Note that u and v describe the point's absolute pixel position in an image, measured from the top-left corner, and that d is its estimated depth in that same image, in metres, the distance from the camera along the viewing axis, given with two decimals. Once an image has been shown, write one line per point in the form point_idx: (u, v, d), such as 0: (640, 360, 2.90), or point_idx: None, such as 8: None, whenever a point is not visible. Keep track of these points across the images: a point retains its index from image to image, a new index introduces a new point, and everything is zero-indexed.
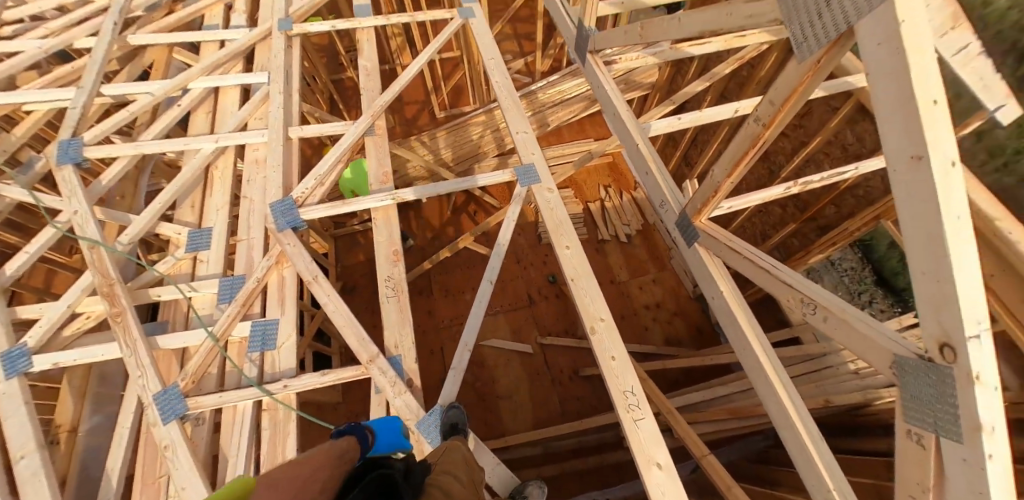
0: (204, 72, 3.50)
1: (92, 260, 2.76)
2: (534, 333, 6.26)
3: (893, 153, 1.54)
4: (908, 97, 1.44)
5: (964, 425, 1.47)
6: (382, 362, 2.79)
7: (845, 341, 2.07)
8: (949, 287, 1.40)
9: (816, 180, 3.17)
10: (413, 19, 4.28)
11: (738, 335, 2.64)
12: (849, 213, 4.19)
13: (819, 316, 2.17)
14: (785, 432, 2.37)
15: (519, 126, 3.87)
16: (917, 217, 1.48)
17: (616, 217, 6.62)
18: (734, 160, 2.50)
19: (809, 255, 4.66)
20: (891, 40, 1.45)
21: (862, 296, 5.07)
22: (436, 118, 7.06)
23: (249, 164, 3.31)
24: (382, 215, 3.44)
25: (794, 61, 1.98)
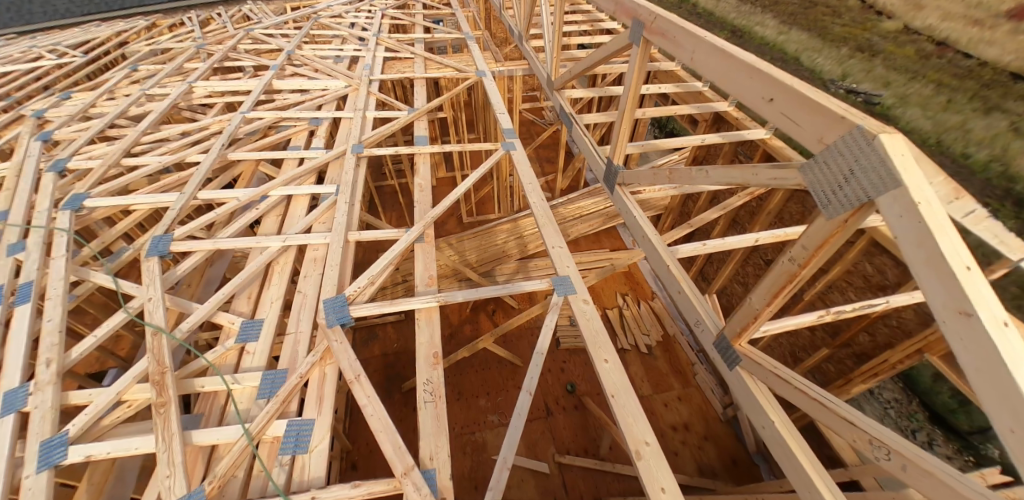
0: (283, 183, 3.96)
1: (152, 347, 2.79)
2: (551, 450, 5.98)
3: (941, 309, 1.79)
4: (947, 263, 1.74)
5: None
6: (417, 475, 2.62)
7: (936, 495, 2.10)
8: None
9: (848, 310, 3.45)
10: (460, 149, 4.96)
11: (799, 472, 2.63)
12: (885, 343, 4.29)
13: (896, 463, 2.26)
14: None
15: (553, 240, 4.10)
16: (985, 376, 1.69)
17: (635, 325, 6.77)
18: (771, 291, 2.64)
19: (852, 385, 4.60)
20: (912, 214, 1.78)
21: (918, 434, 5.07)
22: (463, 223, 7.52)
23: (307, 262, 3.46)
24: (425, 315, 3.53)
25: (821, 217, 2.19)
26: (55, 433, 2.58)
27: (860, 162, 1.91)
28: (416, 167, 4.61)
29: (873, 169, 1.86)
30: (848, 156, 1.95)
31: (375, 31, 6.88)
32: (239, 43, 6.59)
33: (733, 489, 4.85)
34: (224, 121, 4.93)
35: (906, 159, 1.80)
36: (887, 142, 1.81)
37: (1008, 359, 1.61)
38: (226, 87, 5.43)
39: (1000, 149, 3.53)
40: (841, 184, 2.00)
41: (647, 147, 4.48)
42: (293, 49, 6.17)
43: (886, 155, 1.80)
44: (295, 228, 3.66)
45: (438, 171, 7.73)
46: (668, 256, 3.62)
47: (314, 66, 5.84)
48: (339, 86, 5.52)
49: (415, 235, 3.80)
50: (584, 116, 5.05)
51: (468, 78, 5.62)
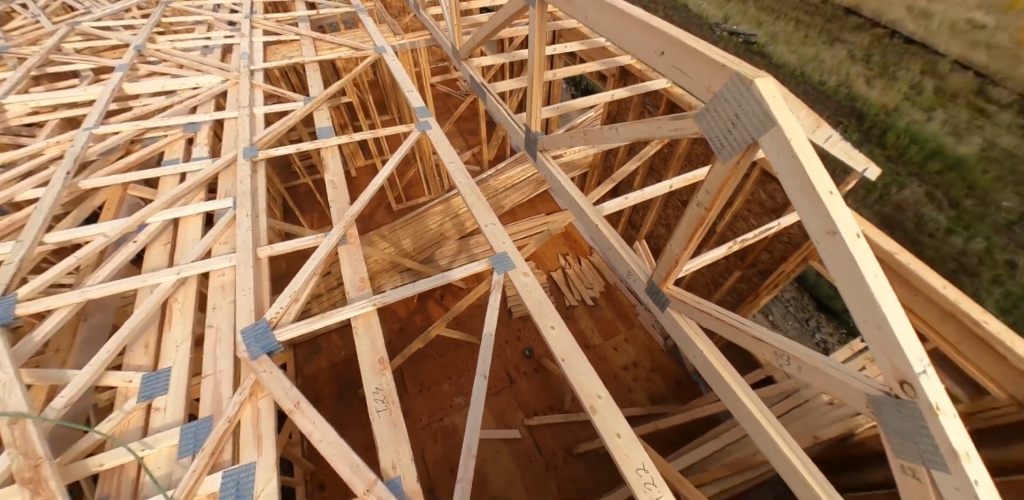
0: (164, 206, 3.78)
1: (13, 439, 2.56)
2: (519, 415, 6.12)
3: (814, 231, 1.94)
4: (813, 189, 1.87)
5: (944, 452, 1.76)
6: (380, 488, 2.58)
7: (821, 384, 2.35)
8: (889, 332, 1.80)
9: (751, 237, 3.69)
10: (373, 135, 4.69)
11: (725, 388, 2.87)
12: (781, 257, 4.63)
13: (794, 366, 2.48)
14: (794, 483, 2.49)
15: (485, 218, 3.99)
16: (849, 285, 1.89)
17: (580, 282, 6.91)
18: (687, 236, 2.74)
19: (760, 298, 5.03)
20: (786, 148, 1.87)
21: (810, 321, 6.36)
22: (393, 211, 7.21)
23: (214, 289, 3.47)
24: (362, 322, 3.38)
25: (718, 161, 2.27)
26: None
27: (743, 107, 1.97)
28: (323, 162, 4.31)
29: (753, 112, 1.92)
30: (732, 101, 2.00)
31: (247, 12, 6.23)
32: (64, 42, 5.71)
33: (687, 410, 5.20)
34: (62, 142, 4.33)
35: (777, 99, 1.87)
36: (762, 85, 1.86)
37: (862, 266, 1.81)
38: (53, 101, 4.74)
39: (843, 75, 4.57)
40: (729, 129, 2.06)
41: (563, 109, 4.39)
42: (143, 43, 5.40)
43: (762, 98, 1.86)
44: (190, 254, 3.59)
45: (354, 160, 7.28)
46: (597, 219, 3.63)
47: (176, 62, 5.23)
48: (214, 82, 5.04)
49: (336, 238, 3.61)
50: (495, 83, 4.88)
51: (368, 55, 5.24)
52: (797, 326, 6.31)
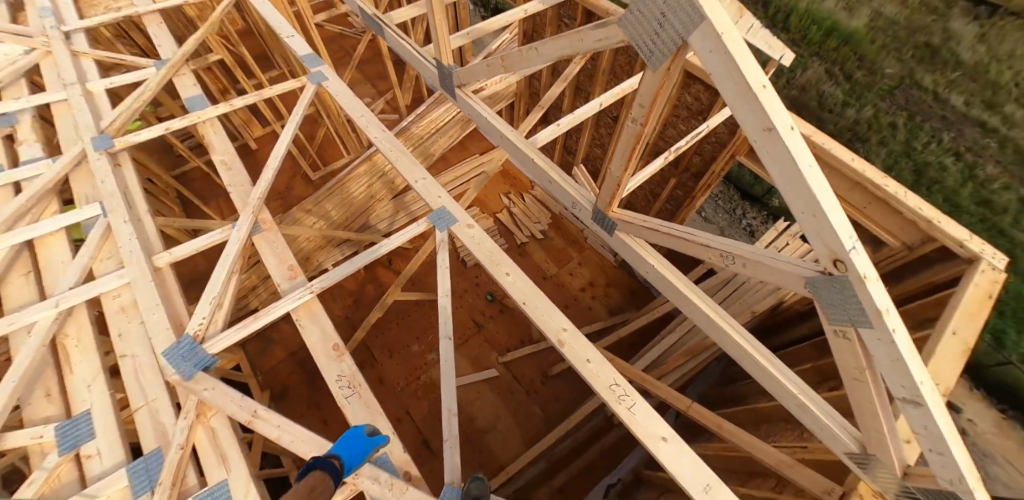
0: (6, 228, 3.24)
1: None
2: (493, 355, 6.21)
3: (751, 129, 1.81)
4: (746, 84, 1.71)
5: (869, 313, 1.84)
6: (369, 468, 2.62)
7: (765, 275, 2.40)
8: (824, 219, 1.74)
9: (684, 145, 3.81)
10: (259, 97, 4.05)
11: (676, 293, 2.91)
12: (711, 158, 4.74)
13: (739, 263, 2.50)
14: (748, 365, 2.67)
15: (413, 173, 3.66)
16: (789, 179, 1.78)
17: (527, 219, 6.74)
18: (626, 156, 2.63)
19: (696, 201, 5.18)
20: (718, 45, 1.71)
21: (737, 211, 6.74)
22: (311, 181, 6.57)
23: (114, 313, 3.08)
24: (306, 313, 3.13)
25: (648, 70, 2.16)
26: None
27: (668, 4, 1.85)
28: (206, 140, 3.79)
29: (679, 7, 1.79)
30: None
31: None
32: None
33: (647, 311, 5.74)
34: None
35: None
36: None
37: (797, 158, 1.70)
38: None
39: None
40: (657, 31, 1.95)
41: (474, 34, 3.97)
42: None
43: None
44: (66, 281, 3.11)
45: (249, 129, 6.47)
46: (529, 150, 3.48)
47: None
48: (13, 53, 4.18)
49: (247, 226, 3.27)
50: (392, 13, 4.34)
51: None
52: (726, 217, 6.72)
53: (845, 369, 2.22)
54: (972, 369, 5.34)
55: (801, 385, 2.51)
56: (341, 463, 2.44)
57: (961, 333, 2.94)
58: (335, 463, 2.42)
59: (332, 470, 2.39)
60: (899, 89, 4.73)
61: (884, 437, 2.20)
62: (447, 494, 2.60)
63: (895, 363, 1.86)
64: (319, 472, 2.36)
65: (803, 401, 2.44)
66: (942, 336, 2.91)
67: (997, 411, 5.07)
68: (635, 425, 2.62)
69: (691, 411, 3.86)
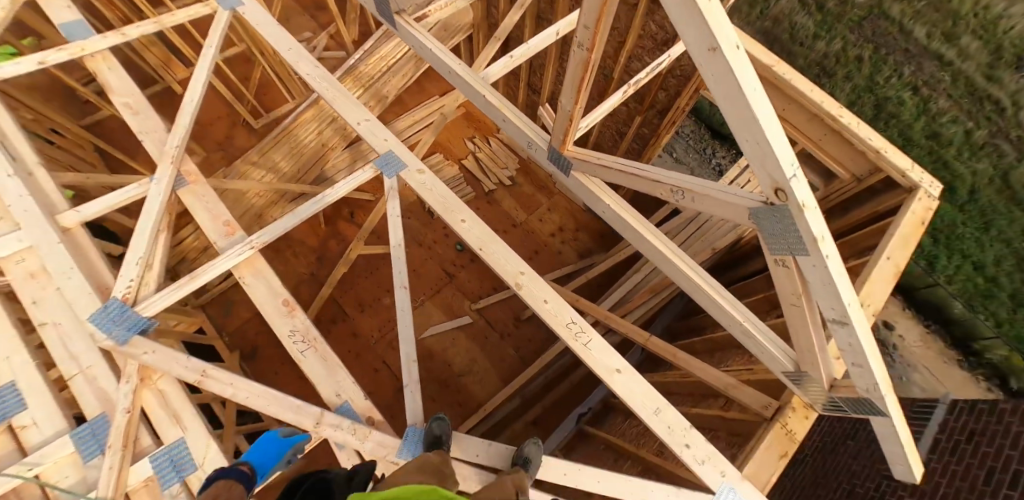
0: None
1: None
2: (465, 302, 6.24)
3: (696, 48, 1.71)
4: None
5: (805, 239, 1.82)
6: (330, 418, 2.65)
7: (712, 209, 2.36)
8: (767, 147, 1.67)
9: (644, 76, 3.84)
10: (160, 24, 3.78)
11: (632, 232, 2.94)
12: (676, 93, 4.65)
13: (688, 198, 2.47)
14: (699, 298, 2.79)
15: (355, 115, 3.48)
16: (733, 105, 1.71)
17: (493, 163, 6.57)
18: (575, 87, 2.56)
19: (661, 138, 5.16)
20: None
21: (706, 150, 6.78)
22: (254, 130, 6.18)
23: (21, 279, 2.87)
24: (247, 269, 3.05)
25: None
26: None
27: None
28: (101, 76, 3.58)
29: None
30: None
31: None
32: None
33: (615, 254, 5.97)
34: None
35: None
36: None
37: (741, 80, 1.61)
38: None
39: None
40: None
41: None
42: None
43: None
44: None
45: (170, 70, 6.12)
46: (480, 86, 3.36)
47: None
48: None
49: (168, 179, 3.14)
50: None
51: None
52: (697, 157, 6.75)
53: (784, 295, 2.27)
54: (904, 290, 5.97)
55: (745, 312, 2.65)
56: (251, 471, 2.38)
57: (894, 258, 3.10)
58: (244, 470, 2.33)
59: (245, 475, 2.28)
60: (867, 19, 5.45)
61: (815, 356, 2.37)
62: (411, 434, 2.73)
63: (828, 287, 1.91)
64: (234, 477, 2.22)
65: (744, 325, 2.61)
66: (878, 262, 3.06)
67: (923, 327, 5.84)
68: (590, 360, 2.73)
69: (650, 344, 4.04)
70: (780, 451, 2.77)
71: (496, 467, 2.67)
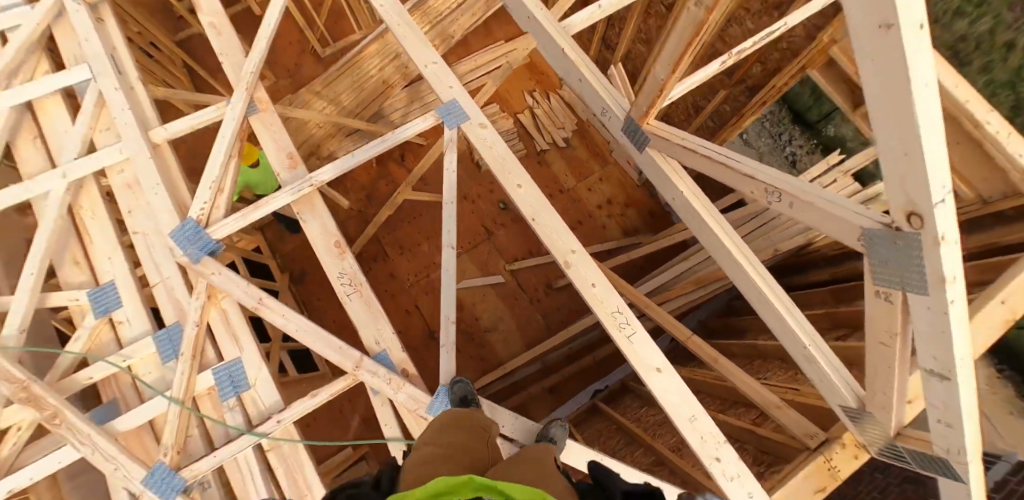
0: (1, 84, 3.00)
1: None
2: (500, 262, 6.19)
3: (858, 25, 1.32)
4: None
5: (928, 279, 1.53)
6: (368, 364, 2.69)
7: (812, 220, 2.01)
8: (919, 161, 1.33)
9: (748, 47, 2.93)
10: None
11: (703, 228, 2.67)
12: (775, 69, 4.14)
13: (784, 202, 2.11)
14: (761, 309, 2.55)
15: (422, 55, 3.24)
16: (886, 98, 1.34)
17: (549, 121, 6.22)
18: (677, 54, 2.22)
19: (744, 120, 4.64)
20: None
21: (783, 136, 6.13)
22: (322, 59, 6.10)
23: (121, 190, 3.00)
24: (305, 206, 3.03)
25: None
26: None
27: None
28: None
29: None
30: None
31: None
32: None
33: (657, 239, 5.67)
34: None
35: None
36: None
37: (909, 76, 1.22)
38: None
39: None
40: None
41: None
42: None
43: None
44: (69, 151, 2.99)
45: None
46: (559, 38, 3.00)
47: None
48: None
49: (242, 105, 3.05)
50: None
51: None
52: (771, 142, 6.18)
53: (874, 332, 2.00)
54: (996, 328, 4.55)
55: (814, 337, 2.36)
56: None
57: (1009, 303, 2.65)
58: None
59: None
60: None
61: (890, 400, 2.10)
62: (440, 393, 2.68)
63: (938, 334, 1.63)
64: None
65: (809, 353, 2.34)
66: (989, 301, 2.62)
67: None
68: (630, 353, 2.61)
69: (689, 343, 3.73)
70: (819, 486, 2.57)
71: (520, 441, 2.65)
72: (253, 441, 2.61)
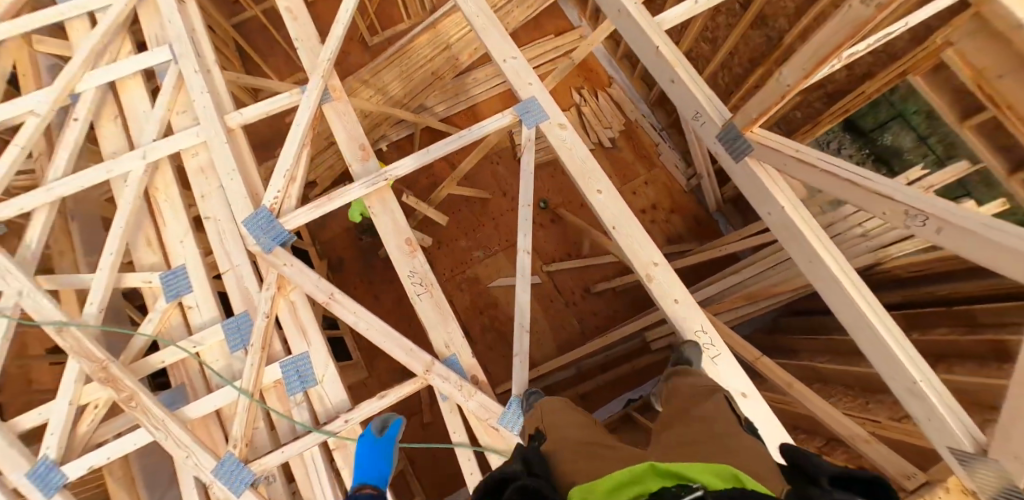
0: (88, 64, 3.03)
1: (72, 345, 2.47)
2: (538, 262, 6.06)
3: None
4: None
5: None
6: (440, 369, 2.60)
7: (968, 252, 1.88)
8: None
9: (859, 51, 2.35)
10: None
11: (806, 249, 2.57)
12: (863, 74, 3.92)
13: (931, 227, 2.00)
14: (860, 336, 2.44)
15: (502, 50, 3.18)
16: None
17: (596, 120, 6.06)
18: (815, 59, 2.08)
19: (821, 126, 4.44)
20: None
21: None
22: (370, 48, 6.01)
23: (194, 174, 2.94)
24: (377, 199, 2.94)
25: None
26: (34, 461, 2.38)
27: None
28: None
29: None
30: None
31: None
32: None
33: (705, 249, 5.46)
34: None
35: None
36: None
37: None
38: None
39: None
40: None
41: None
42: None
43: None
44: (149, 132, 2.96)
45: None
46: (654, 33, 2.90)
47: None
48: None
49: (318, 92, 3.01)
50: None
51: None
52: None
53: None
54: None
55: (926, 372, 2.22)
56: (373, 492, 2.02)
57: None
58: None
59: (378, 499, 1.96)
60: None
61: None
62: (512, 405, 2.60)
63: None
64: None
65: (921, 389, 2.19)
66: None
67: None
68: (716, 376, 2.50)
69: (759, 364, 3.68)
70: None
71: None
72: (320, 439, 2.53)
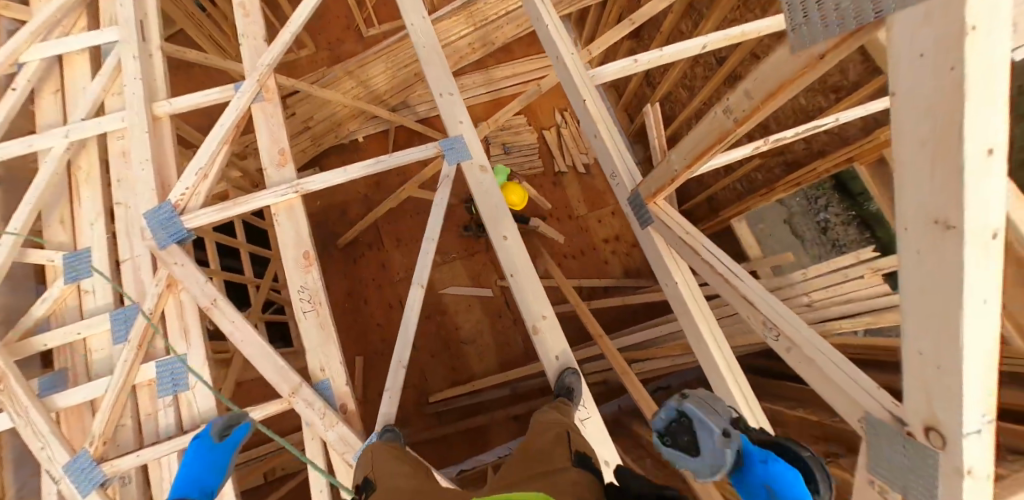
0: (36, 36, 3.15)
1: None
2: (493, 276, 6.01)
3: (910, 215, 1.23)
4: (950, 138, 1.04)
5: (941, 491, 1.40)
6: (305, 394, 2.61)
7: (810, 378, 2.01)
8: (952, 379, 1.24)
9: (789, 137, 2.75)
10: None
11: (693, 330, 2.57)
12: (819, 151, 4.01)
13: (783, 344, 2.10)
14: None
15: (441, 84, 3.20)
16: (927, 297, 1.26)
17: (574, 144, 5.97)
18: (695, 152, 2.10)
19: (773, 194, 4.40)
20: (936, 57, 1.04)
21: None
22: (364, 38, 6.00)
23: (114, 156, 3.03)
24: (284, 208, 2.94)
25: (787, 49, 1.51)
26: None
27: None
28: None
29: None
30: None
31: None
32: None
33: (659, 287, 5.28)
34: None
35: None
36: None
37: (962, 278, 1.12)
38: None
39: None
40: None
41: None
42: None
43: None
44: (78, 111, 3.05)
45: None
46: (585, 88, 2.84)
47: None
48: None
49: (249, 95, 3.02)
50: None
51: None
52: None
53: None
54: None
55: None
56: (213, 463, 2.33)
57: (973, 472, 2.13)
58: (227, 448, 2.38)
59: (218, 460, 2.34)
60: None
61: None
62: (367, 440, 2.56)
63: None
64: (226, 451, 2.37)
65: None
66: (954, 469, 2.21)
67: None
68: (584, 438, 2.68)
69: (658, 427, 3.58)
70: None
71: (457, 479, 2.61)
72: (179, 446, 2.58)
